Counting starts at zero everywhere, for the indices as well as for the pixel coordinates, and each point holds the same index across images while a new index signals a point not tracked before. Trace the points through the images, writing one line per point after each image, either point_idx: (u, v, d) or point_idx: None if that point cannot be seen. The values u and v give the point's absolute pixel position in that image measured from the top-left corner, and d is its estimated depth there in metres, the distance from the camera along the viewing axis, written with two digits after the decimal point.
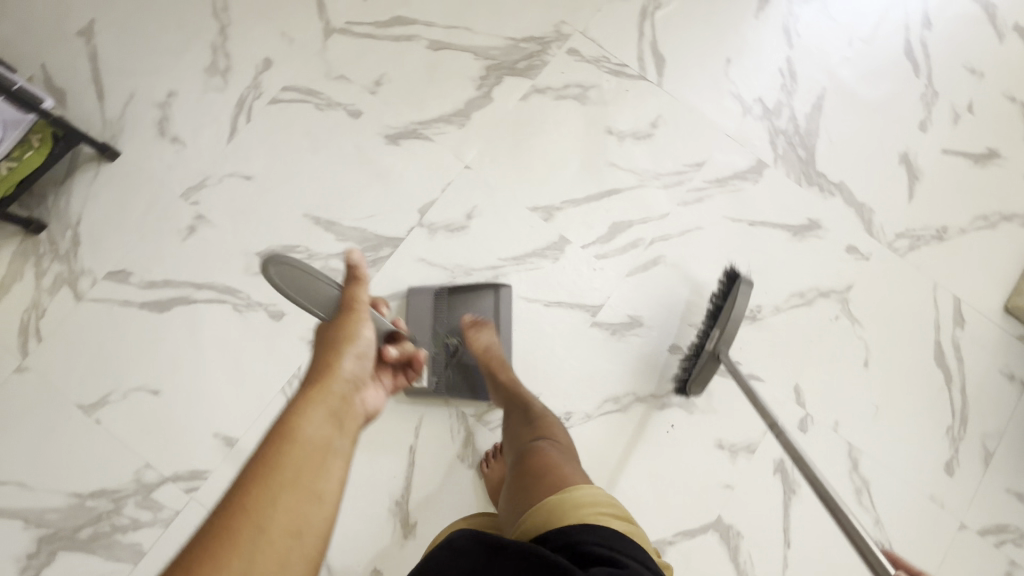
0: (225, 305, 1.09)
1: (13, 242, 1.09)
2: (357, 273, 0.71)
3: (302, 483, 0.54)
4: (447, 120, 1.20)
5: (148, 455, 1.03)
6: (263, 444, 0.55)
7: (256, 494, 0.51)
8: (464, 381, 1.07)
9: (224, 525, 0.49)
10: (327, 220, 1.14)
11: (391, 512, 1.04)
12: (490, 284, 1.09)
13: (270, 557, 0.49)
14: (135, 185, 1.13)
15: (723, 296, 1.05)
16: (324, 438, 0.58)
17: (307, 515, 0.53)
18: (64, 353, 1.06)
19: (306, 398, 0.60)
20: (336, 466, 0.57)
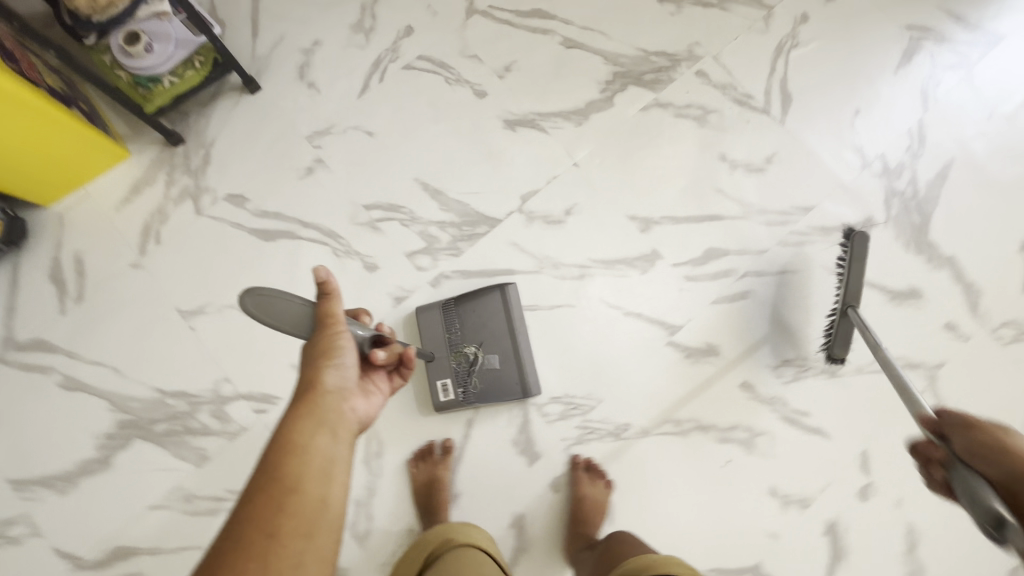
0: (326, 248, 1.15)
1: (153, 149, 1.18)
2: (328, 290, 0.72)
3: (305, 489, 0.60)
4: (566, 116, 1.23)
5: (229, 370, 1.09)
6: (268, 456, 0.61)
7: (264, 501, 0.57)
8: (492, 384, 1.07)
9: (240, 533, 0.54)
10: (434, 187, 1.18)
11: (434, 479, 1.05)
12: (495, 284, 1.09)
13: (285, 559, 0.54)
14: (268, 119, 1.20)
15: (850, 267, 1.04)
16: (324, 447, 0.64)
17: (314, 517, 0.58)
18: (174, 259, 1.13)
19: (295, 414, 0.65)
20: (337, 473, 0.63)
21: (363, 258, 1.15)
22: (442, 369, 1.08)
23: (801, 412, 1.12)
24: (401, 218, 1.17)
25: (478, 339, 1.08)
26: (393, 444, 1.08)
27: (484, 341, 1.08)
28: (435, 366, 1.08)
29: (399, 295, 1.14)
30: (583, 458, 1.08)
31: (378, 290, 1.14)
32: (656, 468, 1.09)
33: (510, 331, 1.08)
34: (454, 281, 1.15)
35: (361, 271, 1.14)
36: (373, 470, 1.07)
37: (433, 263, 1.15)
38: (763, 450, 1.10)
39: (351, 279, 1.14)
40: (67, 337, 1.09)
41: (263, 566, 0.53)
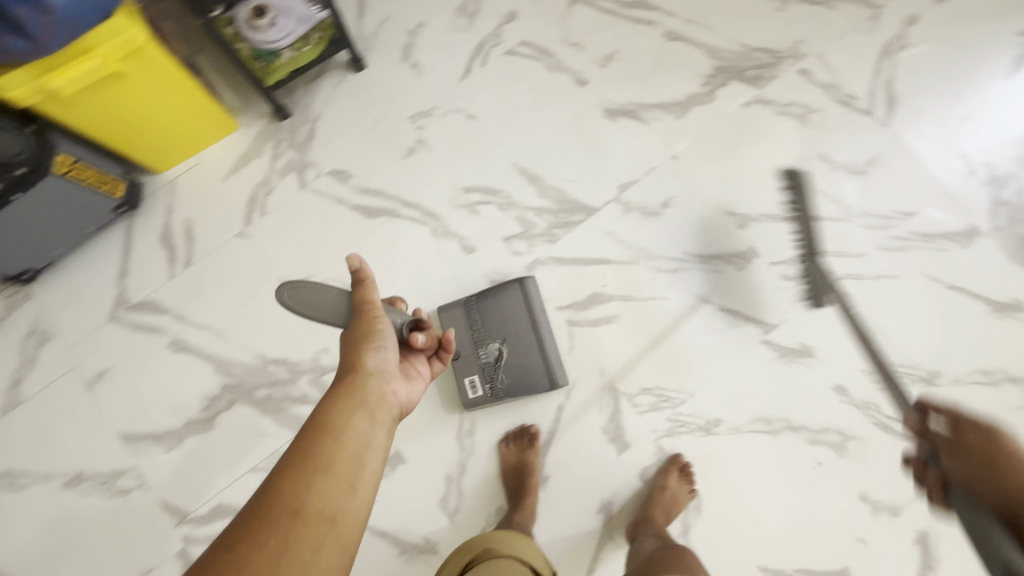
0: (425, 228, 1.16)
1: (260, 122, 1.20)
2: (362, 276, 0.73)
3: (336, 471, 0.61)
4: (666, 108, 1.22)
5: (329, 341, 1.11)
6: (305, 436, 0.64)
7: (293, 478, 0.60)
8: (519, 377, 1.08)
9: (268, 507, 0.57)
10: (532, 173, 1.19)
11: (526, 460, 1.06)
12: (514, 278, 1.09)
13: (307, 537, 0.57)
14: (372, 98, 1.21)
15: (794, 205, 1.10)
16: (359, 432, 0.65)
17: (340, 500, 0.60)
18: (279, 231, 1.15)
19: (335, 397, 0.67)
20: (370, 459, 0.64)
21: (460, 239, 1.16)
22: (469, 366, 1.08)
23: (895, 419, 1.10)
24: (499, 202, 1.17)
25: (501, 334, 1.09)
26: (485, 424, 1.09)
27: (508, 336, 1.09)
28: (461, 363, 1.09)
29: (494, 277, 1.15)
30: (680, 457, 1.08)
31: (474, 271, 1.15)
32: (745, 465, 1.09)
33: (531, 324, 1.09)
34: (549, 267, 1.15)
35: (458, 252, 1.15)
36: (465, 447, 1.08)
37: (530, 248, 1.16)
38: (854, 454, 1.09)
39: (449, 260, 1.15)
40: (176, 301, 1.12)
41: (284, 541, 0.56)
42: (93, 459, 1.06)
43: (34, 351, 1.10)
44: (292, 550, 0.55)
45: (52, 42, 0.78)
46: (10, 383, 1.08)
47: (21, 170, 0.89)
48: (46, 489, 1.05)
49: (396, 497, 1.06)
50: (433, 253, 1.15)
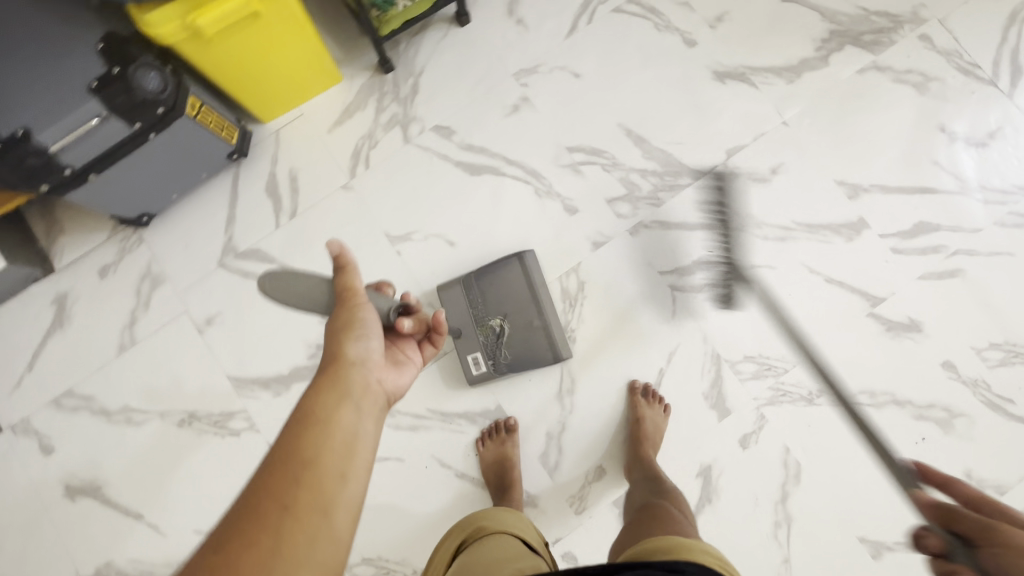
0: (529, 187, 1.15)
1: (364, 75, 1.19)
2: (342, 261, 0.66)
3: (325, 464, 0.56)
4: (777, 72, 1.19)
5: (433, 295, 1.13)
6: (289, 429, 0.58)
7: (278, 474, 0.54)
8: (522, 352, 1.06)
9: (256, 507, 0.52)
10: (638, 135, 1.17)
11: (510, 453, 1.04)
12: (512, 253, 1.08)
13: (299, 535, 0.51)
14: (476, 53, 1.19)
15: (512, 280, 1.09)
16: (345, 423, 0.60)
17: (331, 494, 0.55)
18: (383, 185, 1.16)
19: (316, 388, 0.62)
20: (361, 452, 0.59)
21: (564, 199, 1.14)
22: (471, 344, 1.07)
23: (1005, 399, 1.08)
24: (603, 162, 1.16)
25: (502, 310, 1.08)
26: (586, 384, 1.10)
27: (508, 312, 1.08)
28: (464, 342, 1.08)
29: (597, 238, 1.14)
30: (640, 383, 1.09)
31: (578, 232, 1.14)
32: (847, 436, 1.08)
33: (530, 297, 1.08)
34: (653, 230, 1.14)
35: (561, 212, 1.14)
36: (565, 406, 1.09)
37: (634, 211, 1.14)
38: (961, 432, 1.07)
39: (552, 219, 1.14)
40: (282, 250, 1.14)
41: (276, 540, 0.50)
42: (206, 400, 1.10)
43: (148, 295, 1.13)
44: (282, 549, 0.50)
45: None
46: (126, 323, 1.12)
47: (161, 110, 0.88)
48: (161, 427, 1.09)
49: None
50: (537, 213, 1.14)
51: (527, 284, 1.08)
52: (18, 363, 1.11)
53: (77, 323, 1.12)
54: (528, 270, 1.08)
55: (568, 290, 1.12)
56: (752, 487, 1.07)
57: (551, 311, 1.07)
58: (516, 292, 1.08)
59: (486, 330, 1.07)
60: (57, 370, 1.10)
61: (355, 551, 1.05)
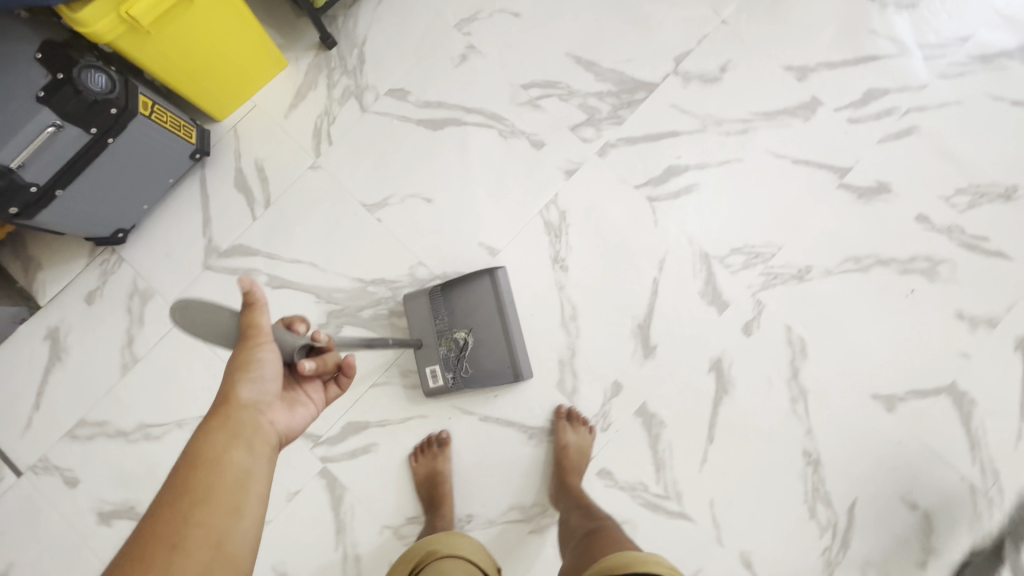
0: (493, 131, 1.17)
1: (309, 54, 1.19)
2: (252, 298, 0.67)
3: (214, 503, 0.60)
4: None
5: (421, 254, 1.14)
6: (178, 469, 0.62)
7: (168, 515, 0.58)
8: (485, 366, 1.05)
9: (144, 546, 0.55)
10: (587, 60, 1.19)
11: (442, 467, 1.06)
12: (483, 268, 1.06)
13: (189, 568, 0.55)
14: (415, 12, 1.20)
15: (480, 299, 1.06)
16: (234, 464, 0.63)
17: (221, 528, 0.59)
18: (350, 157, 1.16)
19: (207, 430, 0.64)
20: (252, 488, 0.63)
21: (528, 136, 1.16)
22: (431, 356, 1.05)
23: (979, 237, 1.13)
24: (559, 93, 1.18)
25: (468, 323, 1.06)
26: (586, 307, 1.12)
27: (474, 326, 1.06)
28: (424, 353, 1.06)
29: (569, 167, 1.16)
30: (566, 407, 1.09)
31: (549, 165, 1.16)
32: (842, 303, 1.12)
33: (499, 313, 1.06)
34: (620, 148, 1.16)
35: (528, 148, 1.16)
36: (571, 332, 1.11)
37: (598, 133, 1.17)
38: (946, 277, 1.12)
39: (521, 158, 1.16)
40: (264, 241, 1.14)
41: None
42: None
43: (140, 311, 1.12)
44: None
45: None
46: (124, 343, 1.11)
47: (114, 110, 0.88)
48: (181, 436, 1.09)
49: (515, 387, 1.10)
50: (506, 153, 1.16)
51: (495, 303, 1.06)
52: (23, 405, 1.10)
53: (75, 353, 1.11)
54: (497, 286, 1.06)
55: (551, 222, 1.14)
56: (763, 370, 1.10)
57: (518, 329, 1.06)
58: (481, 310, 1.06)
59: (447, 346, 1.05)
60: (65, 403, 1.10)
61: (398, 513, 1.06)
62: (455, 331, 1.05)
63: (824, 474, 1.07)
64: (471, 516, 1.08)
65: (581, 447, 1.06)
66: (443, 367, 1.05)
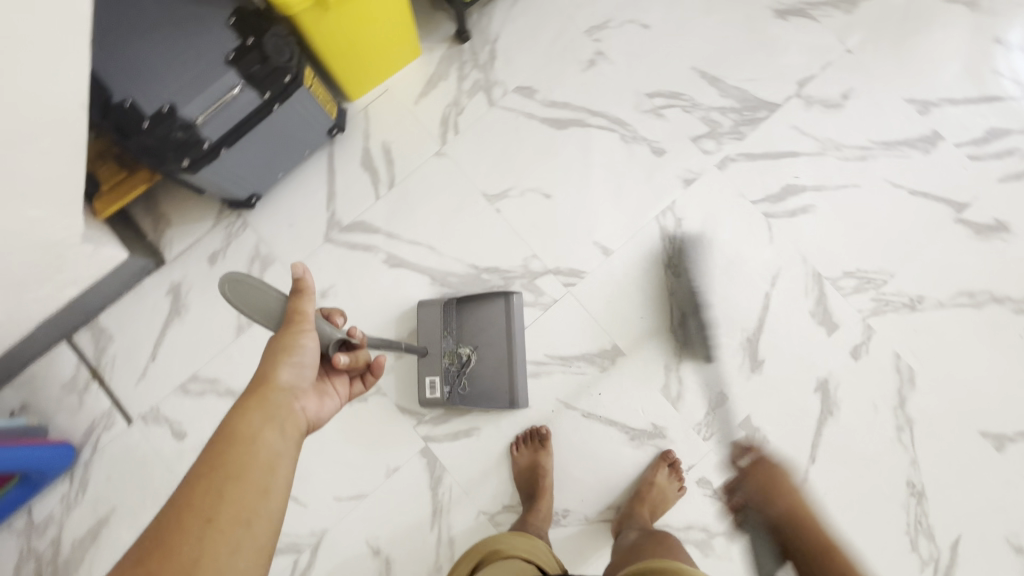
0: (614, 135, 1.20)
1: (442, 46, 1.24)
2: (300, 285, 0.70)
3: (247, 480, 0.60)
4: (835, 5, 1.24)
5: (536, 247, 1.16)
6: (214, 442, 0.62)
7: (201, 487, 0.58)
8: (481, 386, 1.07)
9: (176, 518, 0.55)
10: (712, 76, 1.22)
11: (544, 463, 1.05)
12: (499, 292, 1.08)
13: (219, 542, 0.55)
14: (547, 16, 1.25)
15: (489, 318, 1.09)
16: (267, 443, 0.63)
17: (253, 506, 0.59)
18: (474, 148, 1.20)
19: (244, 407, 0.65)
20: (282, 470, 0.63)
21: (650, 143, 1.19)
22: (433, 366, 1.07)
23: None
24: (683, 105, 1.20)
25: (473, 340, 1.09)
26: (696, 315, 1.13)
27: (479, 344, 1.09)
28: (426, 361, 1.07)
29: (687, 176, 1.18)
30: (671, 454, 1.07)
31: (668, 173, 1.18)
32: (953, 337, 1.12)
33: (505, 338, 1.08)
34: (739, 163, 1.18)
35: (649, 154, 1.18)
36: (680, 338, 1.12)
37: (718, 147, 1.19)
38: None
39: (642, 163, 1.18)
40: (385, 220, 1.17)
41: (197, 547, 0.54)
42: None
43: (260, 275, 1.15)
44: (203, 557, 0.54)
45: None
46: None
47: (287, 78, 0.91)
48: None
49: (620, 387, 1.11)
50: (627, 158, 1.18)
51: (505, 326, 1.08)
52: (140, 356, 1.13)
53: (194, 310, 1.14)
54: (514, 309, 1.08)
55: (666, 228, 1.16)
56: (870, 396, 1.10)
57: (521, 355, 1.08)
58: (491, 329, 1.08)
59: (447, 363, 1.07)
60: (179, 357, 1.13)
61: (495, 500, 1.07)
62: (460, 348, 1.08)
63: (928, 507, 1.06)
64: (567, 511, 1.07)
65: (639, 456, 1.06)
66: (439, 381, 1.06)
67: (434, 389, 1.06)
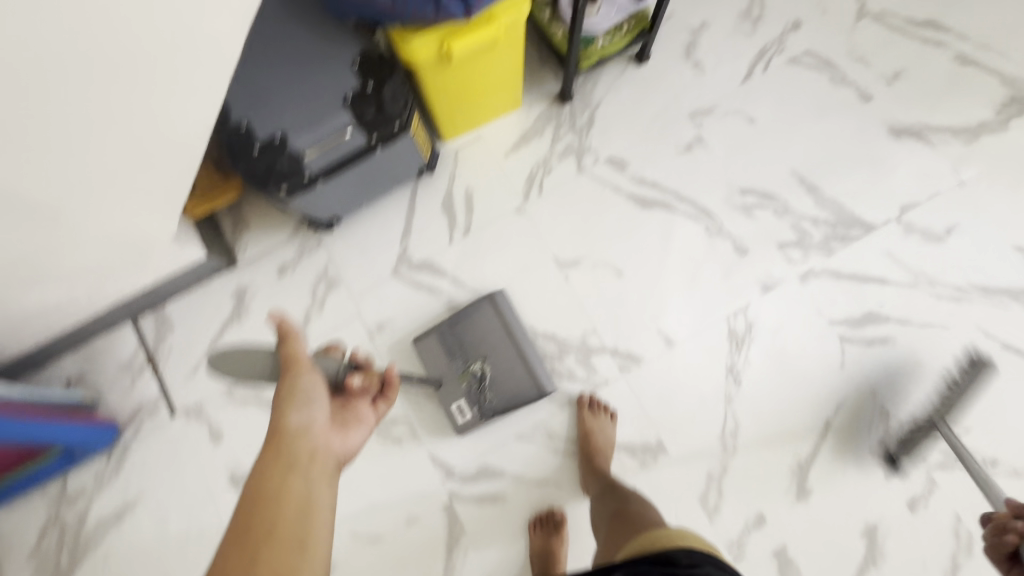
0: (699, 225, 1.17)
1: (542, 103, 1.23)
2: (285, 332, 0.72)
3: (280, 536, 0.57)
4: (955, 133, 1.19)
5: (598, 323, 1.14)
6: (240, 509, 0.59)
7: (232, 554, 0.55)
8: (505, 391, 1.08)
9: None
10: (811, 183, 1.18)
11: (555, 547, 1.03)
12: (483, 295, 1.12)
13: None
14: (653, 92, 1.23)
15: (484, 321, 1.11)
16: (297, 491, 0.61)
17: (293, 562, 0.56)
18: (555, 210, 1.19)
19: (263, 464, 0.63)
20: (316, 512, 0.60)
21: (734, 240, 1.16)
22: (455, 393, 1.09)
23: None
24: (775, 207, 1.17)
25: (480, 352, 1.10)
26: (749, 427, 1.09)
27: (487, 352, 1.10)
28: (446, 391, 1.09)
29: (766, 282, 1.14)
30: (588, 396, 1.10)
31: (747, 274, 1.14)
32: None
33: (507, 336, 1.10)
34: (823, 279, 1.14)
35: (731, 251, 1.15)
36: (728, 448, 1.08)
37: (804, 257, 1.15)
38: None
39: (722, 259, 1.15)
40: (454, 265, 1.17)
41: None
42: None
43: (323, 296, 1.17)
44: None
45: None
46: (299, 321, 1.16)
47: (396, 126, 0.91)
48: None
49: (656, 484, 1.07)
50: (707, 250, 1.16)
51: (500, 324, 1.11)
52: (195, 351, 1.15)
53: (253, 316, 1.17)
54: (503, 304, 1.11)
55: (735, 331, 1.12)
56: (920, 554, 1.03)
57: (529, 343, 1.10)
58: (490, 330, 1.11)
59: (465, 380, 1.09)
60: None
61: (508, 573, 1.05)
62: (468, 364, 1.09)
63: None
64: None
65: (605, 434, 1.07)
66: (467, 401, 1.08)
67: (465, 414, 1.08)
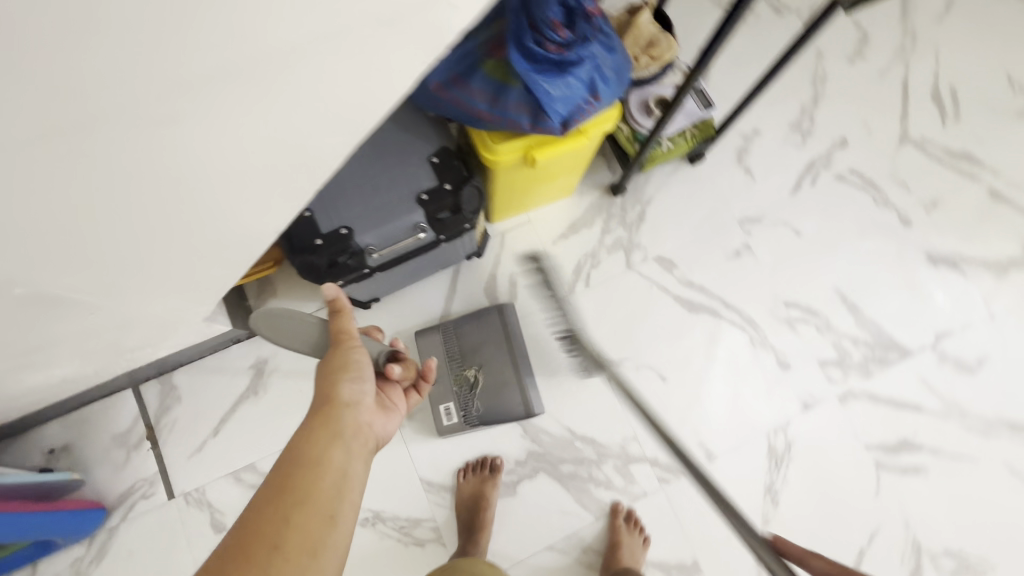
0: (743, 335, 1.16)
1: (593, 193, 1.21)
2: (339, 306, 0.65)
3: (314, 504, 0.54)
4: (987, 266, 1.23)
5: (639, 430, 1.10)
6: (278, 467, 0.56)
7: (266, 511, 0.52)
8: (494, 402, 1.06)
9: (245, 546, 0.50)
10: (852, 302, 1.19)
11: None
12: (494, 305, 1.10)
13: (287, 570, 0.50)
14: (704, 194, 1.23)
15: (489, 328, 1.09)
16: (335, 463, 0.57)
17: (321, 534, 0.53)
18: (601, 305, 1.16)
19: (307, 430, 0.59)
20: (349, 493, 0.57)
21: (777, 353, 1.15)
22: (445, 393, 1.06)
23: None
24: (817, 323, 1.17)
25: (477, 359, 1.08)
26: None
27: (484, 361, 1.08)
28: (437, 390, 1.07)
29: (806, 400, 1.14)
30: (623, 507, 1.06)
31: (788, 390, 1.13)
32: None
33: (508, 347, 1.09)
34: (861, 401, 1.14)
35: (774, 365, 1.14)
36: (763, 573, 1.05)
37: (844, 378, 1.15)
38: None
39: (764, 372, 1.14)
40: None
41: None
42: (396, 502, 1.04)
43: None
44: None
45: (604, 88, 0.77)
46: None
47: (467, 225, 0.86)
48: None
49: None
50: (750, 362, 1.14)
51: (507, 332, 1.09)
52: (202, 428, 1.05)
53: (271, 394, 1.07)
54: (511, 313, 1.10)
55: (775, 448, 1.10)
56: None
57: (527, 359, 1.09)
58: (498, 340, 1.08)
59: (456, 382, 1.07)
60: (242, 441, 1.05)
61: None
62: (463, 367, 1.07)
63: None
64: None
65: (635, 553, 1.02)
66: (455, 404, 1.05)
67: (452, 419, 1.05)
